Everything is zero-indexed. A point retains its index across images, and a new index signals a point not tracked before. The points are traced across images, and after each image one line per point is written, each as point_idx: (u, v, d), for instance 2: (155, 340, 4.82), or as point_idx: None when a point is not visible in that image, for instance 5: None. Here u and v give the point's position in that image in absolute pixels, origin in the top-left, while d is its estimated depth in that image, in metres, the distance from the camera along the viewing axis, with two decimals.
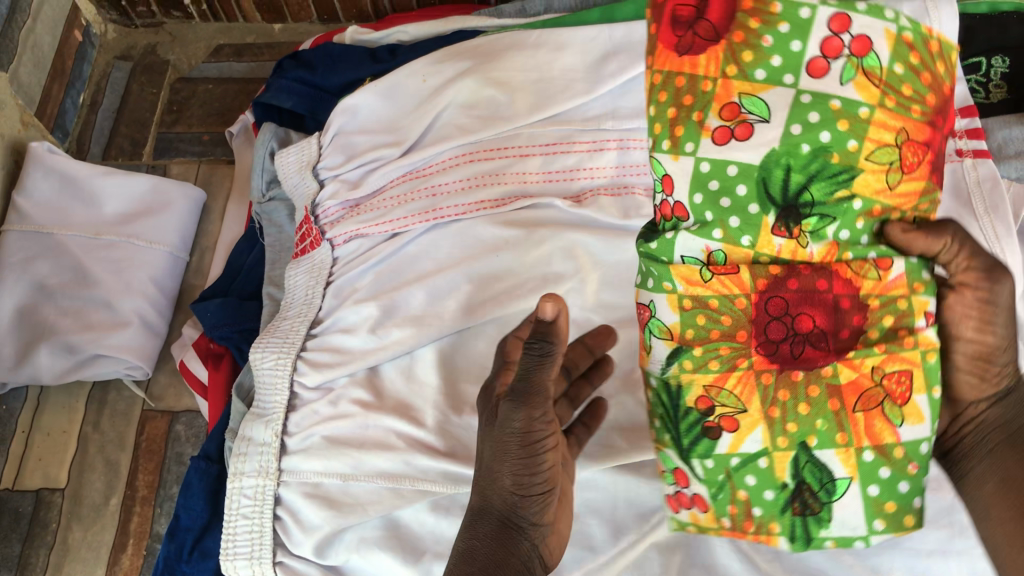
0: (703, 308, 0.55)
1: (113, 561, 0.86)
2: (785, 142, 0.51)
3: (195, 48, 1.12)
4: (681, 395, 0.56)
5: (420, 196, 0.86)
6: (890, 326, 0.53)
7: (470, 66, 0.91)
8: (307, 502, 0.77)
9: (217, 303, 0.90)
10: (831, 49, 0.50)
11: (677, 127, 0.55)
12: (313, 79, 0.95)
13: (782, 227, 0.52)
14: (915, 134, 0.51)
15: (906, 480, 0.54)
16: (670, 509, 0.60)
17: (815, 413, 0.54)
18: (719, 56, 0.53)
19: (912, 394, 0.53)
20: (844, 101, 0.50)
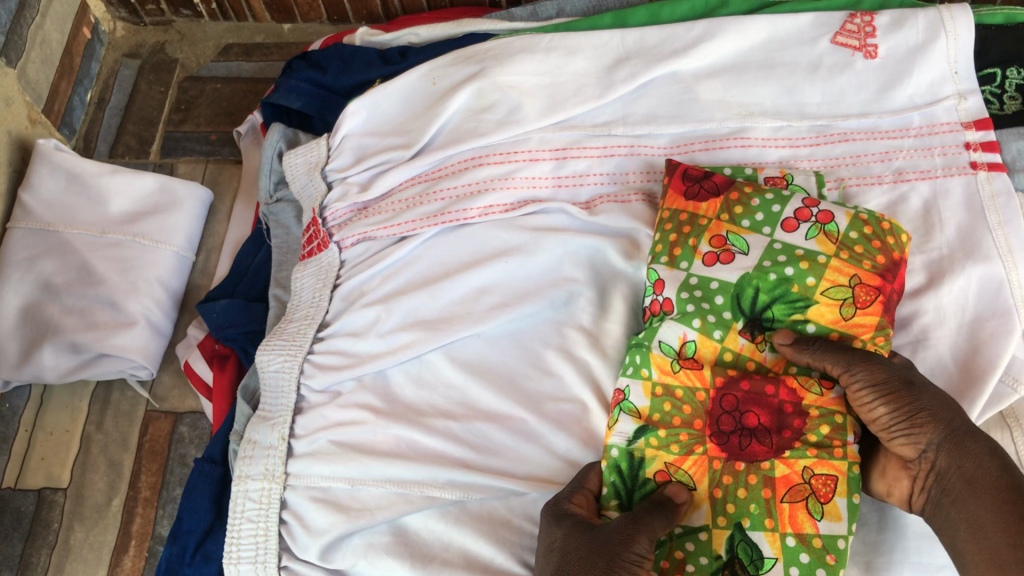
0: (671, 396, 0.69)
1: (115, 563, 0.85)
2: (756, 270, 0.70)
3: (204, 47, 1.12)
4: (643, 467, 0.67)
5: (430, 200, 0.86)
6: (826, 434, 0.64)
7: (481, 69, 0.89)
8: (313, 507, 0.77)
9: (221, 305, 0.89)
10: (801, 216, 0.71)
11: (676, 247, 0.74)
12: (323, 80, 0.94)
13: (747, 332, 0.69)
14: (869, 280, 0.67)
15: (824, 568, 0.62)
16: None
17: (750, 497, 0.65)
18: (717, 206, 0.75)
19: (835, 496, 0.63)
20: (806, 251, 0.70)
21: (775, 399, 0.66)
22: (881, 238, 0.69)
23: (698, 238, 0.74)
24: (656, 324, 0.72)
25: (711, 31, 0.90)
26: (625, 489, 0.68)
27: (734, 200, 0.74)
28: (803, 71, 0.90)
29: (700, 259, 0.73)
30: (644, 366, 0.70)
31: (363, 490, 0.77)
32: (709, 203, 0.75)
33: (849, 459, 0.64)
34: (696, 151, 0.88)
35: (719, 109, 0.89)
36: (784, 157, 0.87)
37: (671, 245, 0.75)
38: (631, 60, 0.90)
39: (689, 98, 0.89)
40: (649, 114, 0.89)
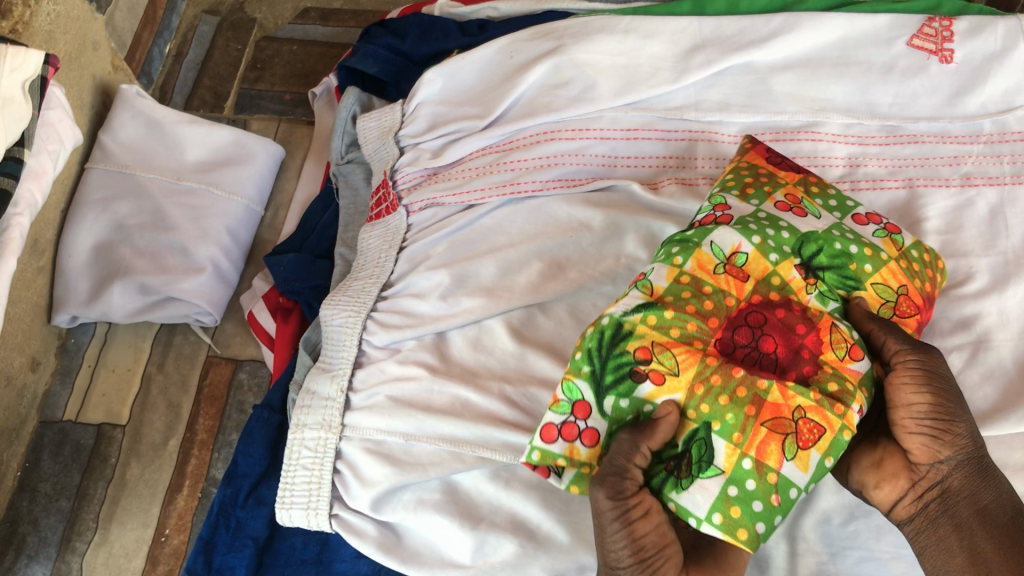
0: (694, 289, 0.62)
1: (168, 501, 0.87)
2: (823, 233, 0.65)
3: (282, 9, 1.14)
4: (628, 338, 0.60)
5: (500, 169, 0.87)
6: (832, 388, 0.58)
7: (559, 45, 0.90)
8: (367, 458, 0.78)
9: (286, 260, 0.91)
10: (873, 218, 0.69)
11: (748, 188, 0.70)
12: (401, 47, 0.95)
13: (802, 268, 0.63)
14: (913, 296, 0.65)
15: (763, 502, 0.56)
16: (540, 438, 0.62)
17: (730, 406, 0.57)
18: (793, 179, 0.72)
19: (813, 446, 0.56)
20: (871, 243, 0.66)
21: (798, 339, 0.60)
22: (927, 271, 0.68)
23: (773, 188, 0.70)
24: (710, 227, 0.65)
25: (788, 24, 0.91)
26: (599, 356, 0.60)
27: (811, 182, 0.72)
28: (877, 71, 0.91)
29: (770, 202, 0.68)
30: (680, 255, 0.64)
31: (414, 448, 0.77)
32: (786, 175, 0.72)
33: (844, 423, 0.57)
34: (766, 141, 0.89)
35: (791, 102, 0.89)
36: (852, 153, 0.88)
37: (742, 183, 0.71)
38: (707, 47, 0.91)
39: (761, 89, 0.90)
40: (722, 102, 0.90)
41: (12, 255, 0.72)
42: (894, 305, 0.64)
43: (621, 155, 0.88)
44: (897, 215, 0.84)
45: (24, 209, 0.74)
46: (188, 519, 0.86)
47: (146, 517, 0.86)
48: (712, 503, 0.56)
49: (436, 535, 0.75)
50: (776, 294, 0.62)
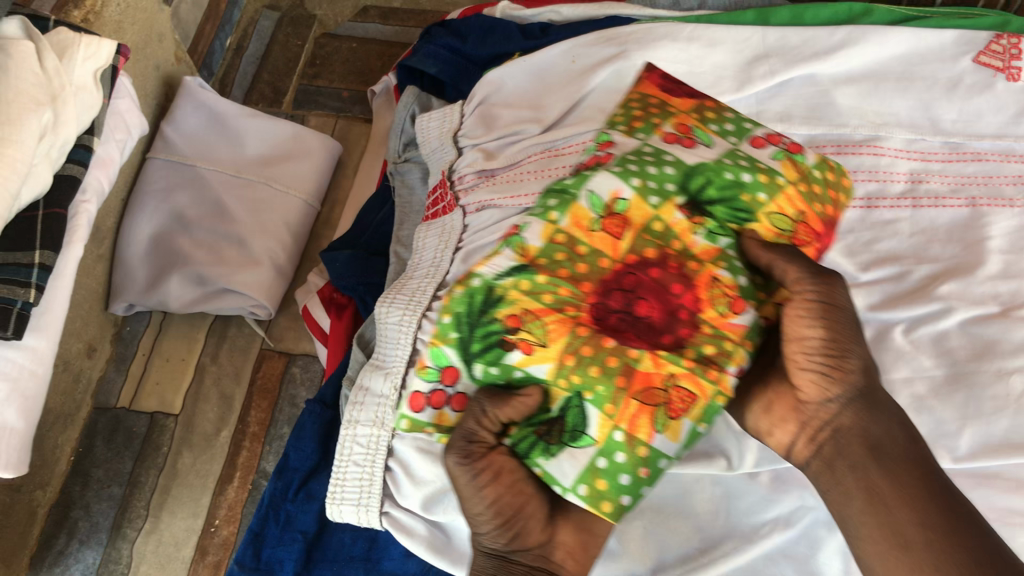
0: (569, 248, 0.60)
1: (219, 491, 0.88)
2: (712, 164, 0.63)
3: (342, 6, 1.15)
4: (498, 305, 0.59)
5: (556, 171, 0.82)
6: (707, 352, 0.58)
7: (621, 51, 0.89)
8: (420, 458, 0.77)
9: (342, 256, 0.92)
10: (773, 139, 0.67)
11: (636, 120, 0.68)
12: (463, 48, 0.95)
13: (685, 209, 0.62)
14: (811, 224, 0.63)
15: (630, 474, 0.57)
16: (409, 407, 0.65)
17: (602, 377, 0.57)
18: (688, 105, 0.69)
19: (683, 415, 0.57)
20: (768, 167, 0.64)
21: (675, 300, 0.59)
22: (828, 189, 0.66)
23: (662, 119, 0.68)
24: (589, 171, 0.63)
25: (854, 37, 0.90)
26: (467, 321, 0.60)
27: (707, 106, 0.69)
28: (941, 87, 0.90)
29: (659, 134, 0.66)
30: (555, 208, 0.62)
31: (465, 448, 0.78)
32: (681, 101, 0.70)
33: (718, 389, 0.57)
34: (828, 154, 0.88)
35: (854, 115, 0.89)
36: (914, 169, 0.87)
37: (631, 117, 0.68)
38: (770, 58, 0.90)
39: (824, 101, 0.90)
40: (784, 112, 0.89)
41: (80, 241, 0.73)
42: (793, 234, 0.62)
43: None
44: (960, 233, 0.83)
45: (92, 196, 0.75)
46: (238, 511, 0.87)
47: (197, 507, 0.87)
48: (579, 474, 0.58)
49: None
50: (654, 246, 0.60)
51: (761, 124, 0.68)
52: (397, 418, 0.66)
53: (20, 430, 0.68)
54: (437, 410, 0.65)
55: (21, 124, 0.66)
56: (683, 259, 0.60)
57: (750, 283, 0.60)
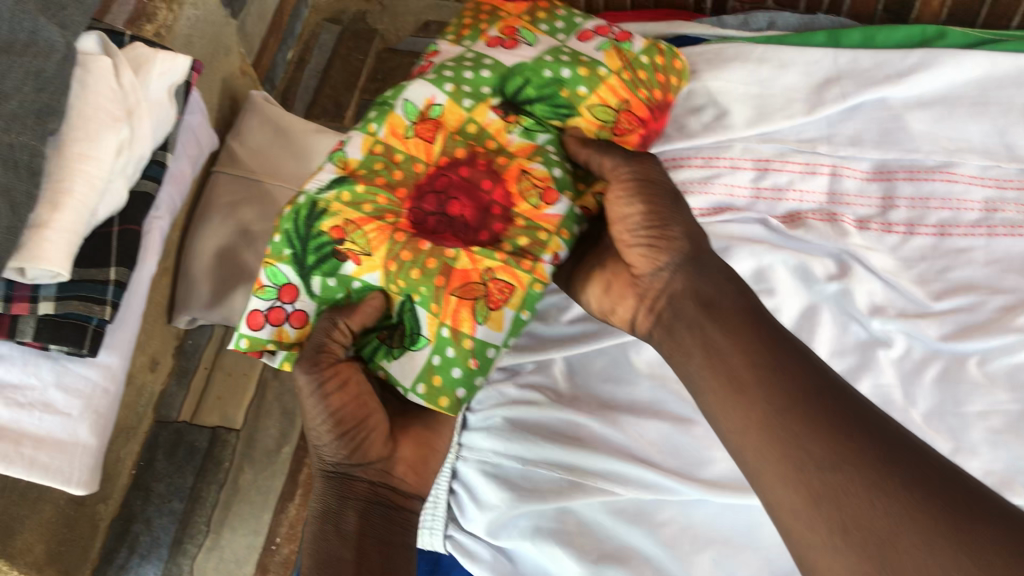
0: (387, 159, 0.75)
1: (281, 508, 0.97)
2: (534, 65, 0.78)
3: (403, 20, 1.15)
4: (322, 220, 0.71)
5: None
6: (522, 244, 0.70)
7: (691, 71, 0.89)
8: (484, 482, 0.78)
9: None
10: (599, 32, 0.81)
11: (464, 30, 0.83)
12: None
13: (499, 111, 0.76)
14: (633, 110, 0.78)
15: (461, 368, 0.69)
16: (249, 326, 0.72)
17: (423, 280, 0.68)
18: (521, 8, 0.83)
19: (503, 306, 0.68)
20: (589, 61, 0.78)
21: (485, 197, 0.72)
22: (653, 84, 0.81)
23: (491, 24, 0.82)
24: (405, 87, 0.78)
25: (928, 60, 0.89)
26: (296, 236, 0.72)
27: (539, 8, 0.84)
28: (1019, 112, 0.88)
29: (483, 39, 0.81)
30: (376, 121, 0.76)
31: (535, 475, 0.77)
32: (517, 7, 0.84)
33: (533, 276, 0.69)
34: (900, 179, 0.87)
35: (925, 141, 0.87)
36: (989, 198, 0.86)
37: (462, 28, 0.83)
38: (843, 80, 0.89)
39: (896, 125, 0.88)
40: (855, 136, 0.88)
41: (153, 257, 0.73)
42: (614, 124, 0.77)
43: (752, 184, 0.86)
44: None
45: (165, 212, 0.75)
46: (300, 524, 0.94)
47: (259, 521, 0.96)
48: (420, 372, 0.70)
49: (552, 566, 0.74)
50: (465, 144, 0.75)
51: (592, 20, 0.83)
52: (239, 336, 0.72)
53: (91, 447, 0.67)
54: (274, 327, 0.72)
55: (100, 139, 0.67)
56: (490, 156, 0.74)
57: (562, 176, 0.73)
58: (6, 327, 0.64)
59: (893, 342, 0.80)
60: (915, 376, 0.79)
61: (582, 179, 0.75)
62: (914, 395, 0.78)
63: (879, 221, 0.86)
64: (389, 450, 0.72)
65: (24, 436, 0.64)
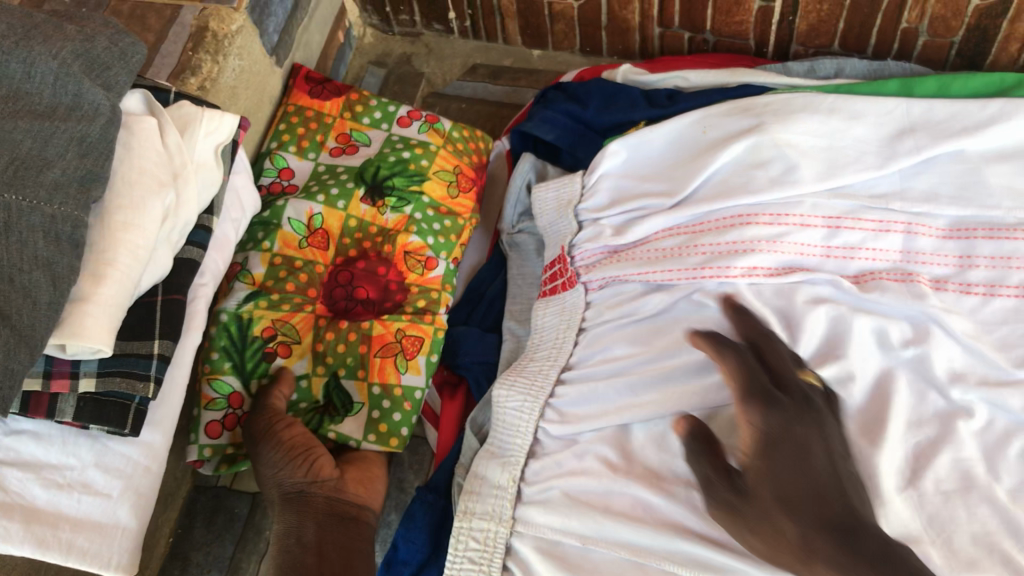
0: (288, 266, 0.85)
1: None
2: (378, 155, 0.91)
3: (451, 64, 1.06)
4: (252, 325, 0.82)
5: (696, 253, 0.81)
6: (421, 305, 0.86)
7: (758, 123, 0.85)
8: (542, 562, 0.73)
9: (461, 332, 0.88)
10: (413, 117, 0.94)
11: (303, 139, 0.91)
12: (583, 115, 0.91)
13: (368, 199, 0.89)
14: (466, 174, 0.93)
15: (399, 411, 0.83)
16: (208, 436, 0.79)
17: (347, 352, 0.83)
18: (338, 105, 0.94)
19: (417, 354, 0.83)
20: (419, 141, 0.93)
21: (384, 278, 0.86)
22: (474, 142, 0.96)
23: (325, 135, 0.92)
24: (280, 204, 0.87)
25: (1009, 110, 0.84)
26: (235, 347, 0.81)
27: (353, 101, 0.95)
28: None
29: (326, 151, 0.91)
30: (266, 239, 0.85)
31: (591, 553, 0.72)
32: (331, 101, 0.94)
33: (433, 325, 0.85)
34: (979, 238, 0.82)
35: (1006, 196, 0.82)
36: None
37: (298, 137, 0.91)
38: (916, 132, 0.84)
39: (974, 181, 0.84)
40: (930, 191, 0.83)
41: (198, 327, 0.70)
42: (456, 183, 0.93)
43: (823, 245, 0.81)
44: None
45: (210, 279, 0.72)
46: None
47: None
48: (364, 427, 0.82)
49: None
50: (354, 242, 0.88)
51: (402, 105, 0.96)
52: (198, 447, 0.79)
53: (132, 529, 0.63)
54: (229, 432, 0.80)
55: (145, 208, 0.64)
56: (378, 246, 0.87)
57: (435, 242, 0.88)
58: (44, 406, 0.61)
59: (974, 412, 0.74)
60: (997, 451, 0.72)
61: (453, 233, 0.90)
62: (996, 469, 0.71)
63: (957, 282, 0.81)
64: (337, 472, 0.76)
65: (63, 519, 0.61)
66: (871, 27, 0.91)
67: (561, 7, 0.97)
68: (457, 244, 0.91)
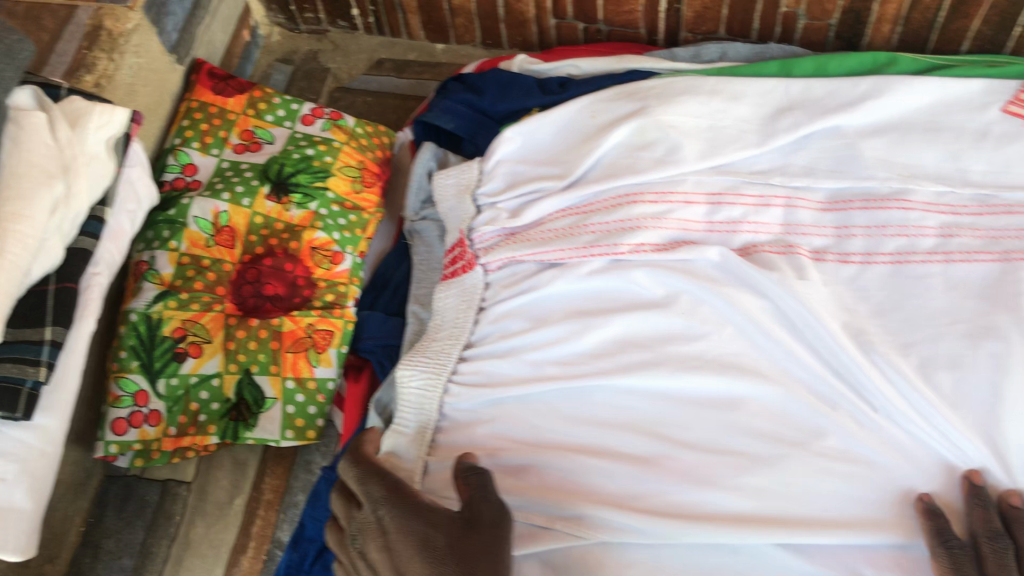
0: (196, 265, 0.83)
1: (232, 562, 0.84)
2: (282, 152, 0.89)
3: (357, 59, 1.08)
4: (161, 326, 0.80)
5: (585, 232, 0.84)
6: (331, 300, 0.84)
7: (642, 106, 0.89)
8: None
9: (362, 317, 0.89)
10: (317, 114, 0.93)
11: (206, 136, 0.89)
12: (479, 104, 0.94)
13: (273, 196, 0.87)
14: (371, 169, 0.92)
15: (314, 404, 0.83)
16: (114, 433, 0.79)
17: (259, 349, 0.83)
18: (242, 102, 0.93)
19: (329, 347, 0.83)
20: (322, 138, 0.91)
21: (291, 275, 0.85)
22: (379, 136, 0.95)
23: (228, 131, 0.90)
24: (184, 202, 0.85)
25: (880, 87, 0.89)
26: (142, 348, 0.80)
27: (257, 98, 0.93)
28: (970, 137, 0.88)
29: (229, 148, 0.90)
30: (172, 238, 0.83)
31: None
32: (234, 98, 0.92)
33: (344, 319, 0.84)
34: (854, 209, 0.86)
35: (880, 168, 0.87)
36: (945, 224, 0.85)
37: (201, 133, 0.89)
38: (794, 110, 0.88)
39: (850, 155, 0.88)
40: (808, 166, 0.88)
41: (92, 315, 0.72)
42: (360, 179, 0.91)
43: (705, 220, 0.85)
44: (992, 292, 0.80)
45: (104, 269, 0.73)
46: None
47: None
48: (280, 423, 0.83)
49: None
50: (261, 239, 0.86)
51: (305, 101, 0.94)
52: (104, 444, 0.78)
53: (28, 512, 0.65)
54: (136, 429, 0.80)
55: (34, 199, 0.65)
56: (284, 243, 0.85)
57: (341, 237, 0.86)
58: None
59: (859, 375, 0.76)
60: None
61: (359, 228, 0.88)
62: None
63: (836, 251, 0.85)
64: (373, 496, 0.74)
65: None
66: (753, 12, 0.95)
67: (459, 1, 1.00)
68: (364, 238, 0.88)
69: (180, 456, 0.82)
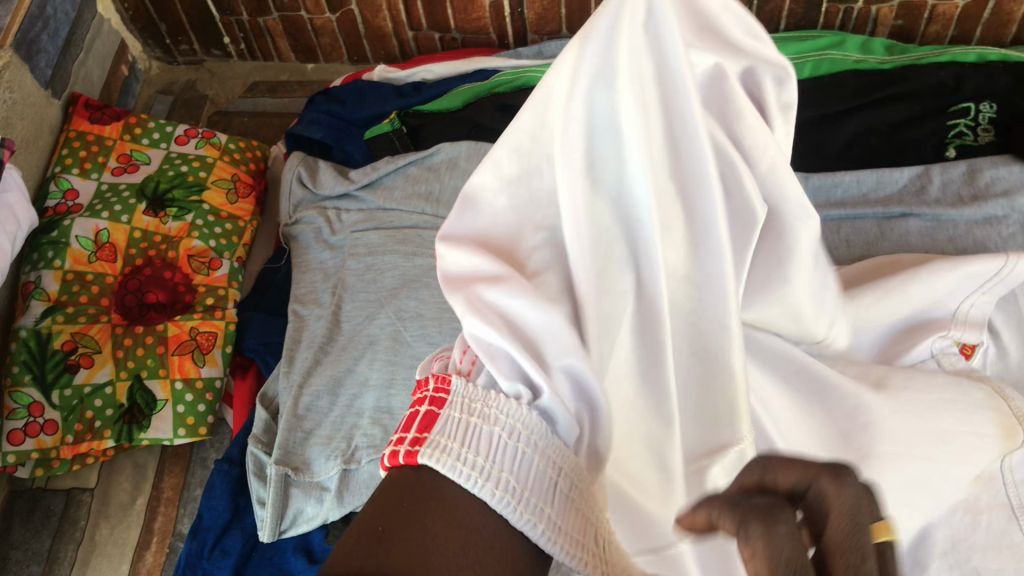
0: (80, 280, 0.88)
1: (136, 558, 0.89)
2: (157, 171, 0.97)
3: (232, 85, 1.17)
4: (50, 341, 0.85)
5: None
6: (211, 302, 0.91)
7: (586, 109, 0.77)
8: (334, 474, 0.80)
9: (246, 318, 0.94)
10: (190, 134, 1.00)
11: (85, 162, 0.96)
12: (342, 113, 1.02)
13: (150, 211, 0.94)
14: (245, 180, 1.00)
15: (203, 402, 0.88)
16: (11, 443, 0.83)
17: (146, 355, 0.88)
18: (118, 128, 0.99)
19: (213, 348, 0.89)
20: (196, 156, 0.99)
21: (171, 282, 0.91)
22: (250, 152, 1.03)
23: (106, 156, 0.97)
24: (65, 224, 0.90)
25: None
26: (33, 362, 0.84)
27: (131, 124, 1.00)
28: None
29: (107, 171, 0.96)
30: (56, 257, 0.88)
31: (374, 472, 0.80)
32: (110, 125, 0.99)
33: (225, 320, 0.90)
34: None
35: None
36: None
37: (80, 161, 0.96)
38: None
39: None
40: None
41: None
42: (234, 190, 0.98)
43: None
44: None
45: None
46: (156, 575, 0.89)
47: None
48: (172, 422, 0.88)
49: None
50: (140, 251, 0.92)
51: (176, 124, 1.01)
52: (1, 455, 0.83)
53: None
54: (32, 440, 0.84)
55: None
56: (163, 253, 0.92)
57: (217, 244, 0.94)
58: None
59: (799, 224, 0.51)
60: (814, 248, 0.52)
61: (235, 235, 0.96)
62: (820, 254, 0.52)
63: None
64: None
65: None
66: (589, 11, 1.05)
67: (320, 22, 1.09)
68: (240, 244, 0.96)
69: (80, 462, 0.87)
